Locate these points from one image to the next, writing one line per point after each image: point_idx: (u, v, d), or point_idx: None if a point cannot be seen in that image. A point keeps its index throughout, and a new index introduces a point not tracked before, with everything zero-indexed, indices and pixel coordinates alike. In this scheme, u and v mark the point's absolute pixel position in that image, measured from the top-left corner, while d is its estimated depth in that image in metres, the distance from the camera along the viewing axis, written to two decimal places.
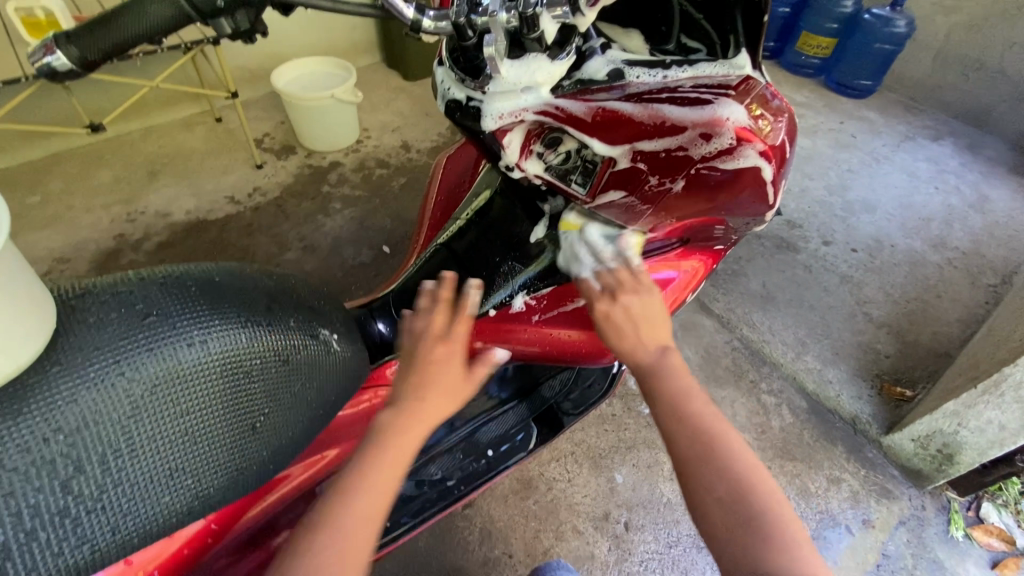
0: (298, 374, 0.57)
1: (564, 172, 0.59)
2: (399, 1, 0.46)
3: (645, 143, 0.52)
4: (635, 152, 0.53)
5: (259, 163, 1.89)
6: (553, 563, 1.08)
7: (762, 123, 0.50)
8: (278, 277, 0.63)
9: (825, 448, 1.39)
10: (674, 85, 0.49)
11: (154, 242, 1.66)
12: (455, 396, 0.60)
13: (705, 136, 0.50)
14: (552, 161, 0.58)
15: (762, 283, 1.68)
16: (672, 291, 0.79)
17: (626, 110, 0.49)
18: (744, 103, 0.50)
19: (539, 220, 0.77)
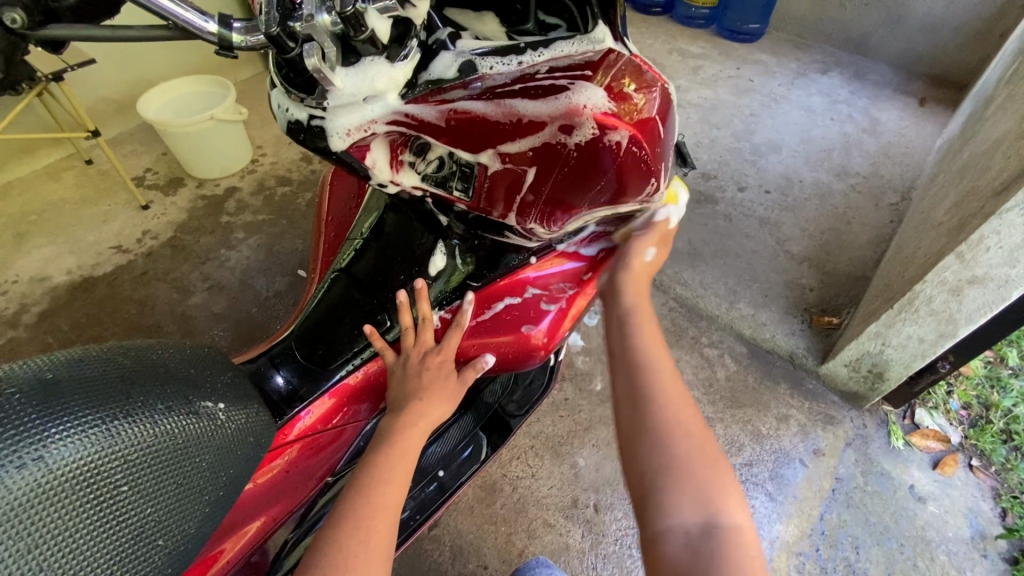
0: (179, 461, 0.50)
1: (442, 179, 0.55)
2: (195, 16, 0.39)
3: (510, 145, 0.50)
4: (503, 155, 0.51)
5: (145, 203, 1.71)
6: (532, 563, 1.04)
7: (633, 100, 0.49)
8: (135, 351, 0.54)
9: (769, 388, 1.44)
10: (529, 73, 0.44)
11: (34, 312, 1.47)
12: (409, 456, 0.65)
13: (568, 129, 0.48)
14: (426, 170, 0.54)
15: (687, 239, 1.70)
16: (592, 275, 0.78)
17: (482, 112, 0.46)
18: (607, 85, 0.47)
19: (436, 249, 0.73)
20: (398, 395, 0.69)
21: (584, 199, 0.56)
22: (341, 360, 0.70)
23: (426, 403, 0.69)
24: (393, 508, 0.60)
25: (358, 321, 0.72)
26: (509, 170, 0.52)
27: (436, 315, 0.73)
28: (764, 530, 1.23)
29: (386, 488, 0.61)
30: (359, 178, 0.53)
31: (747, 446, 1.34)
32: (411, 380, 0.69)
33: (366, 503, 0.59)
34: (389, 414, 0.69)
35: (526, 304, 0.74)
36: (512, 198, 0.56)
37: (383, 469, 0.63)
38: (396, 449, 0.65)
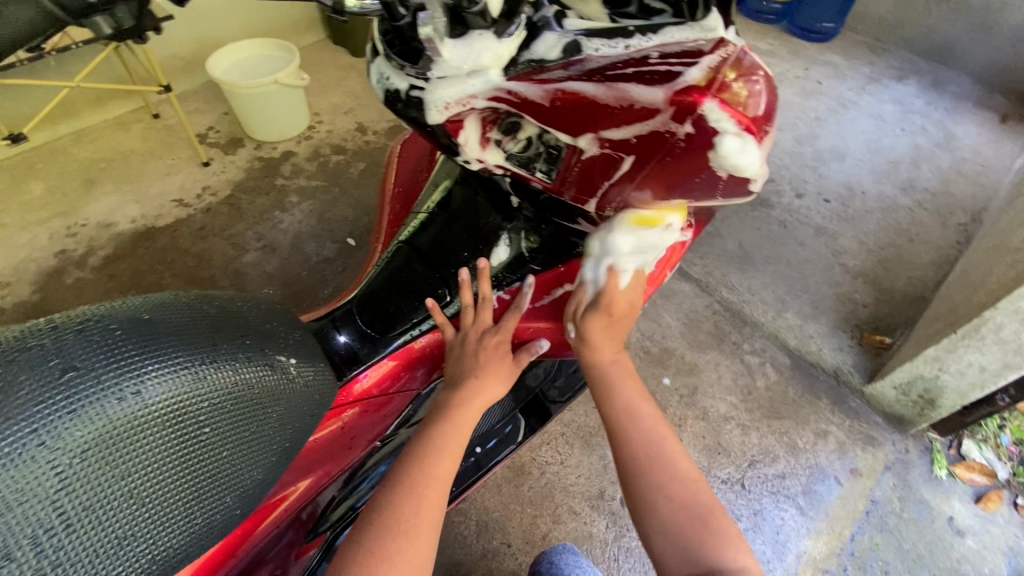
0: (256, 410, 0.52)
1: (527, 160, 0.54)
2: None
3: (611, 131, 0.45)
4: (601, 141, 0.46)
5: (206, 160, 1.77)
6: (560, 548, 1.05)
7: (737, 89, 0.42)
8: (219, 301, 0.57)
9: (810, 402, 1.40)
10: (639, 56, 0.42)
11: (101, 256, 1.55)
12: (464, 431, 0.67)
13: (676, 117, 0.41)
14: (513, 149, 0.54)
15: (738, 243, 1.65)
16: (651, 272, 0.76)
17: (589, 93, 0.43)
18: (716, 69, 0.41)
19: (498, 242, 0.74)
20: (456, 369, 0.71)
21: (675, 194, 0.50)
22: (400, 328, 0.72)
23: (480, 380, 0.70)
24: (445, 480, 0.62)
25: (420, 294, 0.73)
26: (604, 157, 0.48)
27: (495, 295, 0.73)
28: (790, 543, 1.22)
29: (439, 461, 0.63)
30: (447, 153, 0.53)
31: (781, 458, 1.32)
32: (468, 357, 0.70)
33: (421, 473, 0.61)
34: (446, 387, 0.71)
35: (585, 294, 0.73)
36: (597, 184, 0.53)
37: (439, 441, 0.64)
38: (452, 423, 0.66)
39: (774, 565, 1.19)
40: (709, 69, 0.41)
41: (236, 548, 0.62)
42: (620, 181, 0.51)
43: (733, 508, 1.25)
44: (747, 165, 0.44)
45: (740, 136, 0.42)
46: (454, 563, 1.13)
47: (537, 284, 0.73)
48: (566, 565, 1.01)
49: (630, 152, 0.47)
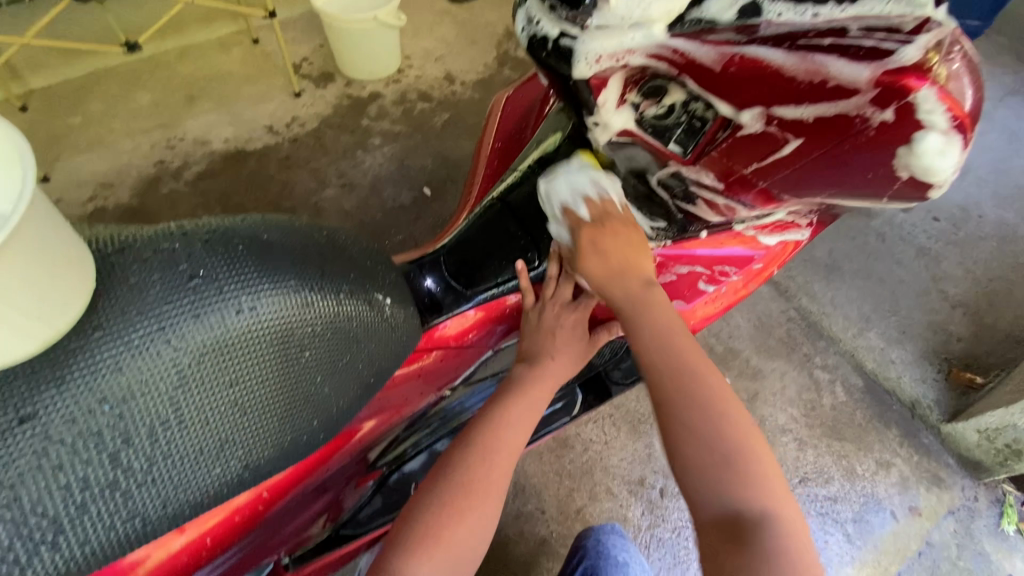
0: (350, 343, 0.53)
1: (664, 129, 0.52)
2: None
3: (787, 109, 0.44)
4: (769, 118, 0.45)
5: (298, 91, 1.80)
6: (608, 527, 1.04)
7: (946, 76, 0.40)
8: (326, 231, 0.57)
9: (877, 430, 1.32)
10: (835, 27, 0.42)
11: (194, 171, 1.63)
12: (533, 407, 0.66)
13: (878, 103, 0.40)
14: (649, 115, 0.51)
15: (828, 250, 1.54)
16: (746, 271, 0.74)
17: (773, 63, 0.42)
18: (925, 45, 0.39)
19: None
20: (532, 342, 0.70)
21: (832, 185, 0.49)
22: (483, 287, 0.71)
23: (557, 360, 0.69)
24: (520, 441, 0.63)
25: (508, 254, 0.71)
26: (765, 136, 0.47)
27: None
28: (830, 568, 1.18)
29: (515, 420, 0.64)
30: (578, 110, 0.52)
31: (835, 480, 1.26)
32: (546, 333, 0.70)
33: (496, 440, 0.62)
34: (523, 361, 0.70)
35: (685, 279, 0.72)
36: (740, 164, 0.51)
37: (511, 409, 0.65)
38: (533, 384, 0.68)
39: None
40: (926, 50, 0.39)
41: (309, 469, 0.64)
42: (772, 164, 0.49)
43: None
44: (940, 169, 0.43)
45: (948, 133, 0.41)
46: None
47: None
48: (613, 547, 0.99)
49: (800, 135, 0.45)
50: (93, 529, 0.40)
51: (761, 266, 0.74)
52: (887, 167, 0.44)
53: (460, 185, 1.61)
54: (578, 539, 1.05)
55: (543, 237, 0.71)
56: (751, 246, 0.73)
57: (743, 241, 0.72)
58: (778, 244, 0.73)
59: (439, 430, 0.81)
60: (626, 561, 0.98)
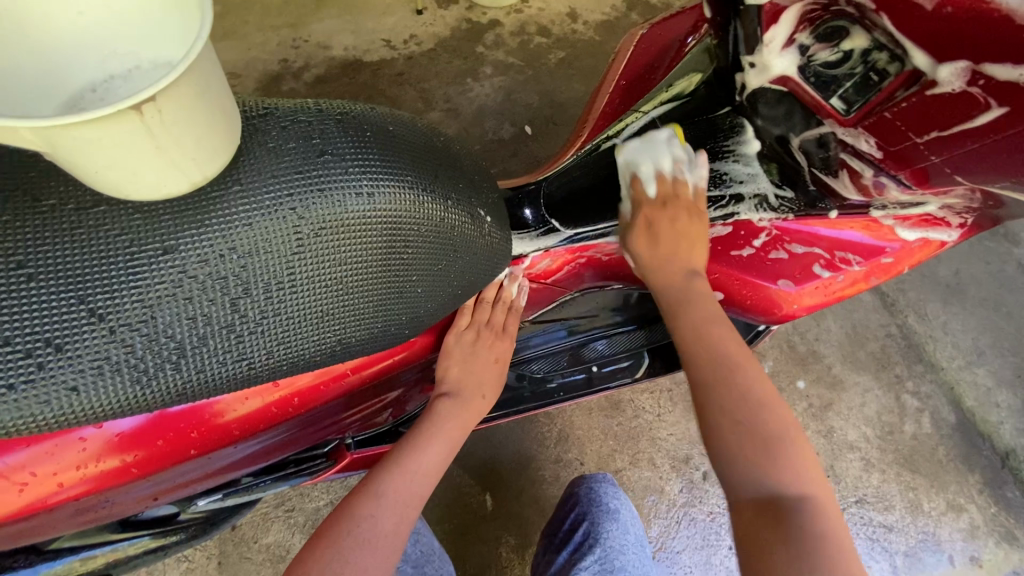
0: (448, 250, 0.54)
1: (836, 77, 0.55)
2: None
3: (999, 69, 0.44)
4: (974, 75, 0.45)
5: (420, 8, 1.79)
6: (598, 476, 1.07)
7: None
8: (444, 139, 0.58)
9: (958, 471, 1.21)
10: None
11: (313, 73, 1.69)
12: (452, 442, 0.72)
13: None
14: (821, 58, 0.55)
15: (954, 270, 1.37)
16: (872, 261, 0.70)
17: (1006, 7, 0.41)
18: None
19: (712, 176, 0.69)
20: (461, 377, 0.74)
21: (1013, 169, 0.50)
22: (595, 224, 0.71)
23: (483, 395, 0.76)
24: (436, 475, 0.69)
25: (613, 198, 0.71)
26: (962, 97, 0.47)
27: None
28: None
29: (432, 454, 0.70)
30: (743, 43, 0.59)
31: (897, 510, 1.18)
32: (478, 366, 0.74)
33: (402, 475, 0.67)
34: (448, 396, 0.74)
35: (801, 260, 0.71)
36: (915, 133, 0.52)
37: (427, 445, 0.70)
38: (459, 415, 0.73)
39: None
40: None
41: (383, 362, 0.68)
42: (951, 136, 0.50)
43: None
44: None
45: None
46: (528, 456, 1.19)
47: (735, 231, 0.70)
48: (605, 495, 1.04)
49: (1005, 104, 0.45)
50: (207, 362, 0.44)
51: (894, 260, 0.70)
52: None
53: (563, 129, 1.58)
54: (571, 486, 1.09)
55: (662, 184, 0.69)
56: (885, 237, 0.69)
57: (880, 230, 0.69)
58: (918, 239, 0.69)
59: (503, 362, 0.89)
60: (617, 508, 1.03)
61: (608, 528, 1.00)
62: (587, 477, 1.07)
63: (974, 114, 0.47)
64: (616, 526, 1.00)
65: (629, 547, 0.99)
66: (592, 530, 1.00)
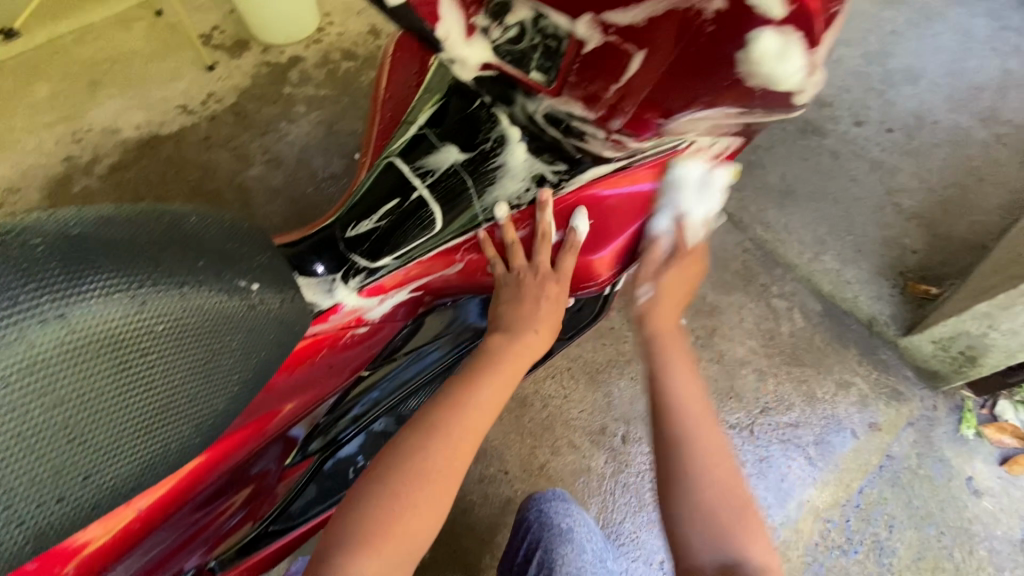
0: (210, 339, 0.48)
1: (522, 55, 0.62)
2: None
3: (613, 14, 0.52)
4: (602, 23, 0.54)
5: (211, 64, 1.66)
6: (549, 494, 1.04)
7: None
8: (171, 220, 0.51)
9: (836, 351, 1.32)
10: None
11: (108, 163, 1.51)
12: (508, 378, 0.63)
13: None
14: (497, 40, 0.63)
15: (781, 175, 1.49)
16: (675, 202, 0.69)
17: None
18: None
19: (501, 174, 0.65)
20: (511, 311, 0.67)
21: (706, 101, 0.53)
22: (407, 247, 0.65)
23: (537, 332, 0.66)
24: (490, 412, 0.61)
25: (407, 223, 0.66)
26: (612, 47, 0.55)
27: (508, 213, 0.65)
28: (794, 491, 1.19)
29: (438, 457, 0.56)
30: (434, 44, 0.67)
31: (796, 406, 1.26)
32: (526, 305, 0.66)
33: (457, 417, 0.59)
34: (500, 331, 0.66)
35: (615, 214, 0.67)
36: (601, 87, 0.59)
37: (477, 379, 0.62)
38: (512, 353, 0.64)
39: (773, 510, 1.17)
40: None
41: (225, 459, 0.63)
42: (627, 85, 0.57)
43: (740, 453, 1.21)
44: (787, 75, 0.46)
45: (785, 36, 0.44)
46: None
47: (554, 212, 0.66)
48: (556, 515, 0.99)
49: (639, 46, 0.53)
50: None
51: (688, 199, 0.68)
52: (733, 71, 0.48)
53: None
54: (521, 512, 1.05)
55: (456, 186, 0.66)
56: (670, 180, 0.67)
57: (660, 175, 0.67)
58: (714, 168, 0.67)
59: (371, 412, 0.77)
60: (571, 527, 0.98)
61: (564, 552, 0.95)
62: (537, 499, 1.04)
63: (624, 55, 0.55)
64: (571, 547, 0.96)
65: (585, 568, 0.94)
66: (546, 559, 0.95)
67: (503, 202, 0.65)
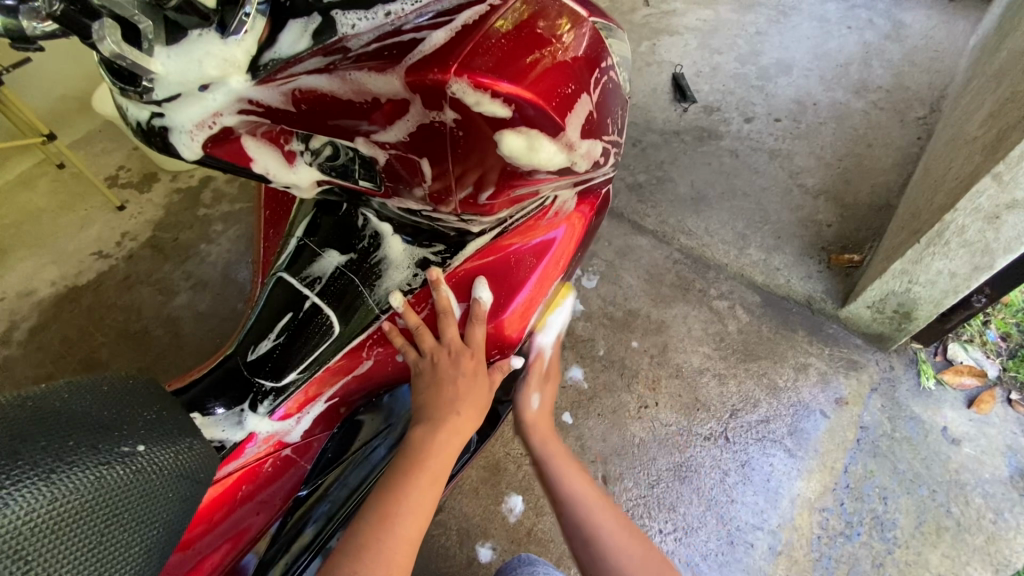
0: (102, 517, 0.45)
1: (339, 169, 0.51)
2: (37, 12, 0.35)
3: (380, 134, 0.44)
4: (381, 143, 0.45)
5: (120, 204, 1.65)
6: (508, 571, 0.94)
7: (531, 66, 0.43)
8: (33, 404, 0.48)
9: (786, 337, 1.34)
10: (394, 27, 0.41)
11: (26, 327, 1.46)
12: (438, 477, 0.61)
13: (432, 104, 0.41)
14: (315, 159, 0.50)
15: (691, 183, 1.56)
16: (563, 248, 0.69)
17: (328, 91, 0.41)
18: (460, 51, 0.40)
19: (388, 265, 0.65)
20: (429, 397, 0.64)
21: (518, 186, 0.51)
22: (309, 358, 0.64)
23: (459, 412, 0.64)
24: (423, 517, 0.59)
25: (305, 333, 0.64)
26: (399, 159, 0.47)
27: (403, 300, 0.64)
28: (783, 488, 1.17)
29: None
30: (256, 180, 0.50)
31: (762, 401, 1.26)
32: (447, 385, 0.63)
33: (388, 533, 0.55)
34: (423, 421, 0.63)
35: (510, 273, 0.66)
36: (417, 189, 0.50)
37: (404, 488, 0.59)
38: (439, 443, 0.62)
39: (769, 514, 1.15)
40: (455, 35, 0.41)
41: None
42: (439, 182, 0.49)
43: (721, 463, 1.20)
44: (547, 155, 0.47)
45: (523, 133, 0.44)
46: None
47: (456, 286, 0.65)
48: None
49: (421, 154, 0.46)
50: None
51: (571, 237, 0.70)
52: (506, 165, 0.47)
53: None
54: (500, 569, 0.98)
55: (345, 287, 0.65)
56: (549, 227, 0.67)
57: (539, 226, 0.67)
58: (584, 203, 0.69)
59: (325, 528, 0.69)
60: None
61: None
62: None
63: (419, 163, 0.47)
64: None
65: None
66: None
67: (396, 290, 0.64)
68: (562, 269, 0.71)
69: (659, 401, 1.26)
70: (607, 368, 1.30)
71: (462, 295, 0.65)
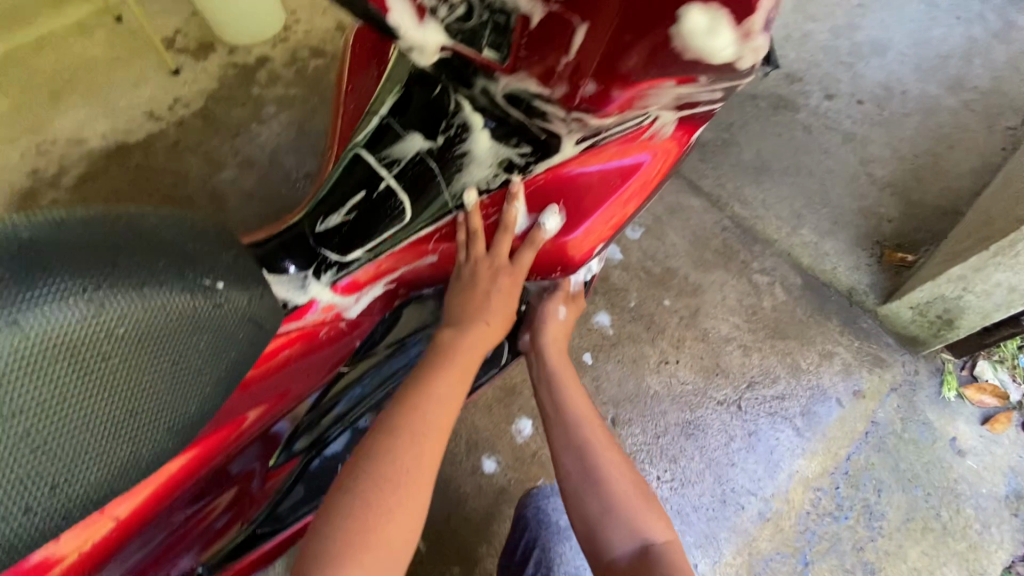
0: (180, 340, 0.47)
1: (470, 35, 0.58)
2: None
3: None
4: None
5: (175, 68, 1.62)
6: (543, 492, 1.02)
7: None
8: (133, 221, 0.50)
9: (818, 323, 1.33)
10: None
11: (74, 174, 1.48)
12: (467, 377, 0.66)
13: None
14: (446, 22, 0.57)
15: (755, 152, 1.50)
16: (647, 175, 0.66)
17: None
18: None
19: (469, 161, 0.64)
20: (461, 306, 0.68)
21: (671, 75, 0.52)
22: (377, 239, 0.64)
23: (489, 322, 0.69)
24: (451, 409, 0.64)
25: (376, 215, 0.65)
26: (550, 23, 0.54)
27: (477, 199, 0.64)
28: (784, 463, 1.20)
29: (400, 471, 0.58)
30: (383, 34, 0.57)
31: (781, 378, 1.27)
32: (481, 297, 0.67)
33: (418, 420, 0.61)
34: (452, 325, 0.69)
35: (587, 191, 0.64)
36: (546, 61, 0.57)
37: (436, 383, 0.64)
38: (467, 349, 0.67)
39: (765, 483, 1.19)
40: None
41: (207, 462, 0.64)
42: (576, 57, 0.55)
43: (729, 428, 1.22)
44: (721, 44, 0.48)
45: (706, 10, 0.46)
46: (443, 478, 1.14)
47: (531, 196, 0.63)
48: (552, 513, 0.98)
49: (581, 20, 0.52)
50: None
51: (660, 163, 0.66)
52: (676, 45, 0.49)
53: None
54: (520, 507, 1.04)
55: (423, 174, 0.64)
56: (639, 149, 0.65)
57: (627, 146, 0.64)
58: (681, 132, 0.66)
59: (354, 409, 0.76)
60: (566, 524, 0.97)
61: (562, 550, 0.93)
62: (533, 496, 1.02)
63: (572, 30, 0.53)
64: (568, 545, 0.94)
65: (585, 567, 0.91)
66: (544, 558, 0.93)
67: (473, 187, 0.64)
68: (643, 196, 0.68)
69: (680, 359, 1.28)
70: (635, 320, 1.31)
71: (538, 206, 0.64)
